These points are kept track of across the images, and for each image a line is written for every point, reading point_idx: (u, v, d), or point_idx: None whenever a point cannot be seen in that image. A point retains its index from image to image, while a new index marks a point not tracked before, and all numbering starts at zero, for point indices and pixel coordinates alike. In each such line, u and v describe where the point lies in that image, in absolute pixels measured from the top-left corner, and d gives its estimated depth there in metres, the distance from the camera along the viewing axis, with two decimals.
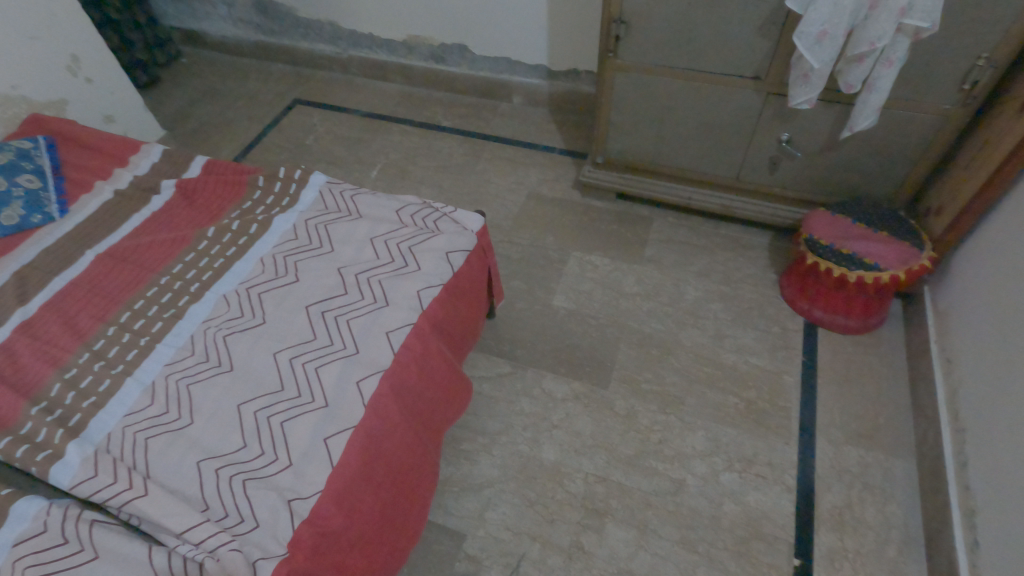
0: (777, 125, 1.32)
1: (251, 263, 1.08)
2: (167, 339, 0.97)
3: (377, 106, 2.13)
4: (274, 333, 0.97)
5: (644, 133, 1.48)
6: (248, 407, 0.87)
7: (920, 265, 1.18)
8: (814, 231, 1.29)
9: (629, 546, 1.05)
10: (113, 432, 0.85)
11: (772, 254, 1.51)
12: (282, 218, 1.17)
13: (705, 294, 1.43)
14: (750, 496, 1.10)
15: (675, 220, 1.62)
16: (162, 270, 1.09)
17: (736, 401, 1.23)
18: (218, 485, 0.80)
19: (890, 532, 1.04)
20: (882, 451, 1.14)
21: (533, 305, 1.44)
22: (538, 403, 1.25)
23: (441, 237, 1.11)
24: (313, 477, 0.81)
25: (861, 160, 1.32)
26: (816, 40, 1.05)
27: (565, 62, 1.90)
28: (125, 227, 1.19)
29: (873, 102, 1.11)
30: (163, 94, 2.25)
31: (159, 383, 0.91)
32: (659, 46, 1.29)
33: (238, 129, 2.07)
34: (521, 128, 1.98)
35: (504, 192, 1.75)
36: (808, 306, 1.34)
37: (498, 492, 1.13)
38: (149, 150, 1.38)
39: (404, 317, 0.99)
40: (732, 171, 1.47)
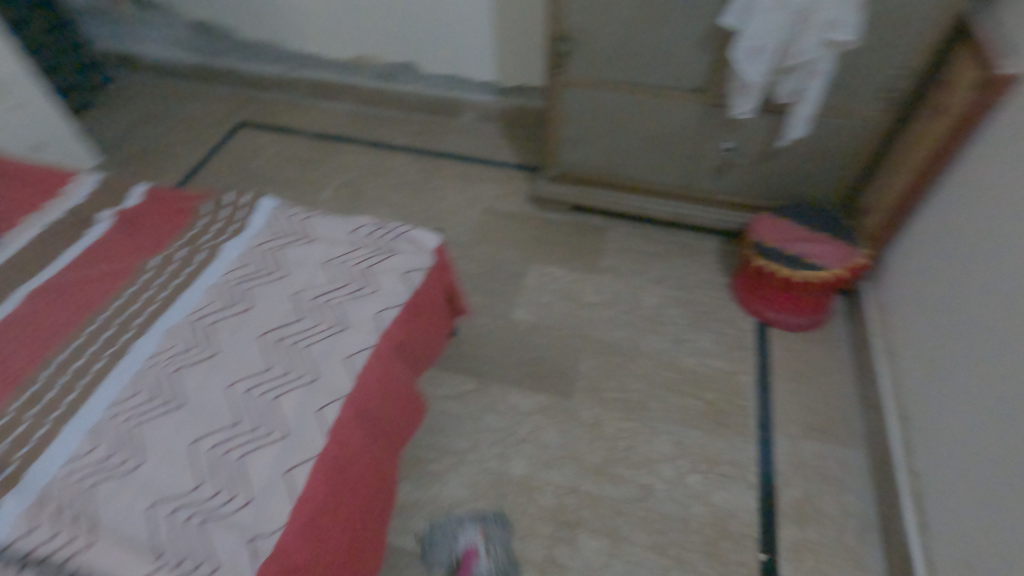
0: (720, 134, 1.38)
1: (200, 292, 1.04)
2: (111, 377, 0.92)
3: (327, 126, 2.10)
4: (228, 364, 0.93)
5: (594, 146, 1.52)
6: (202, 444, 0.84)
7: (859, 263, 1.25)
8: (760, 234, 1.34)
9: (603, 556, 1.05)
10: (53, 481, 0.80)
11: (722, 258, 1.56)
12: (232, 244, 1.13)
13: (662, 300, 1.47)
14: (716, 496, 1.12)
15: (629, 230, 1.66)
16: (103, 305, 1.03)
17: (697, 404, 1.26)
18: (172, 528, 0.75)
19: (848, 521, 1.08)
20: (836, 443, 1.19)
21: (495, 320, 1.44)
22: (505, 418, 1.25)
23: (399, 257, 1.10)
24: (275, 511, 0.78)
25: (799, 166, 1.39)
26: (751, 54, 1.11)
27: (514, 79, 1.93)
28: (60, 260, 1.12)
29: (805, 113, 1.18)
30: (98, 120, 2.16)
31: (104, 425, 0.86)
32: (604, 62, 1.32)
33: (181, 154, 2.00)
34: (474, 144, 1.99)
35: (460, 208, 1.75)
36: (759, 307, 1.40)
37: (469, 511, 1.11)
38: (84, 180, 1.32)
39: (365, 340, 0.97)
40: (680, 180, 1.52)
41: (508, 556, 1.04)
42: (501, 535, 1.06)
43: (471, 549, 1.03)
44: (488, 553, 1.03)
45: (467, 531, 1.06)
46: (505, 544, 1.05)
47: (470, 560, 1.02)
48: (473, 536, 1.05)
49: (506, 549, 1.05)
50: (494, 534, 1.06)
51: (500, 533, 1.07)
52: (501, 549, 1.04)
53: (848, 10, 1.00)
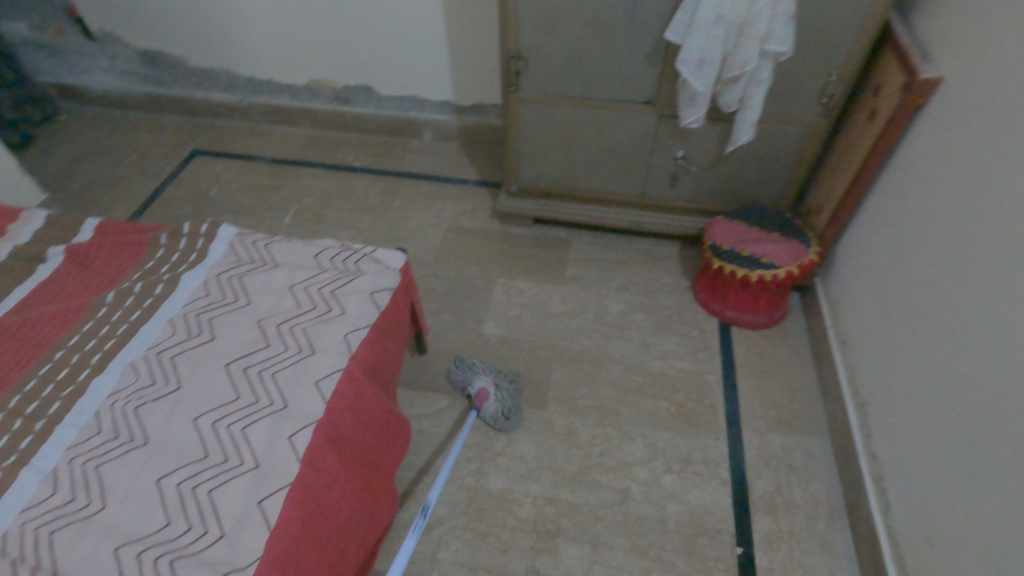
0: (672, 143, 1.43)
1: (160, 325, 1.02)
2: (68, 419, 0.88)
3: (284, 151, 2.08)
4: (192, 397, 0.91)
5: (553, 159, 1.55)
6: (170, 480, 0.81)
7: (809, 260, 1.31)
8: (717, 237, 1.39)
9: (584, 563, 1.06)
10: (9, 532, 0.76)
11: (682, 262, 1.61)
12: (191, 274, 1.11)
13: (627, 306, 1.50)
14: (691, 494, 1.15)
15: (591, 240, 1.69)
16: (56, 344, 1.00)
17: (667, 405, 1.29)
18: (141, 570, 0.73)
19: (817, 508, 1.12)
20: (801, 434, 1.23)
21: (464, 336, 1.45)
22: (479, 433, 1.25)
23: (364, 278, 1.10)
24: (250, 544, 0.77)
25: (748, 171, 1.45)
26: (696, 67, 1.15)
27: (471, 97, 1.96)
28: (6, 300, 1.08)
29: (750, 119, 1.23)
30: (42, 155, 2.08)
31: (62, 469, 0.82)
32: (557, 79, 1.36)
33: (133, 185, 1.95)
34: (434, 163, 2.01)
35: (423, 227, 1.76)
36: (720, 308, 1.44)
37: (448, 529, 1.10)
38: (30, 217, 1.27)
39: (334, 363, 0.96)
40: (637, 189, 1.57)
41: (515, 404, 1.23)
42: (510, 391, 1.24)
43: (483, 393, 1.21)
44: (498, 401, 1.22)
45: (479, 379, 1.24)
46: (513, 399, 1.24)
47: (483, 400, 1.21)
48: (487, 385, 1.23)
49: (513, 401, 1.24)
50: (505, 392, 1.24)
51: (510, 388, 1.25)
52: (510, 400, 1.23)
53: (782, 21, 1.07)
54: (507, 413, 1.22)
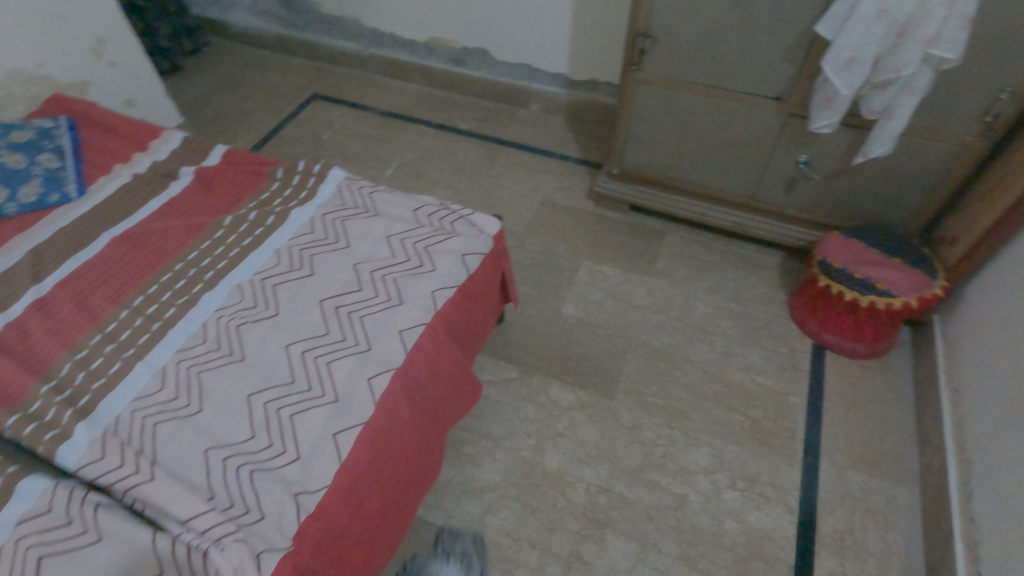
0: (796, 146, 1.33)
1: (266, 253, 1.09)
2: (179, 325, 0.97)
3: (395, 104, 2.14)
4: (287, 325, 0.97)
5: (663, 147, 1.49)
6: (259, 397, 0.87)
7: (932, 294, 1.18)
8: (828, 254, 1.29)
9: (629, 559, 1.04)
10: (121, 416, 0.85)
11: (782, 274, 1.51)
12: (300, 211, 1.17)
13: (714, 310, 1.43)
14: (753, 515, 1.09)
15: (686, 236, 1.62)
16: (178, 256, 1.09)
17: (741, 419, 1.23)
18: (225, 474, 0.79)
19: (890, 560, 1.03)
20: (886, 478, 1.14)
21: (542, 313, 1.44)
22: (542, 410, 1.25)
23: (458, 239, 1.11)
24: (321, 472, 0.81)
25: (879, 186, 1.32)
26: (843, 66, 1.05)
27: (585, 72, 1.91)
28: (143, 210, 1.19)
29: (893, 130, 1.12)
30: (183, 83, 2.26)
31: (170, 369, 0.91)
32: (681, 62, 1.30)
33: (256, 120, 2.08)
34: (537, 136, 1.99)
35: (517, 198, 1.76)
36: (817, 329, 1.34)
37: (499, 497, 1.12)
38: (170, 136, 1.39)
39: (418, 317, 0.99)
40: (746, 189, 1.48)
41: (482, 551, 1.05)
42: (464, 550, 1.04)
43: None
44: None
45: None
46: (477, 551, 1.05)
47: None
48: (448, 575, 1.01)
49: (479, 556, 1.04)
50: (462, 564, 1.02)
51: (463, 547, 1.04)
52: (474, 563, 1.03)
53: (955, 25, 0.95)
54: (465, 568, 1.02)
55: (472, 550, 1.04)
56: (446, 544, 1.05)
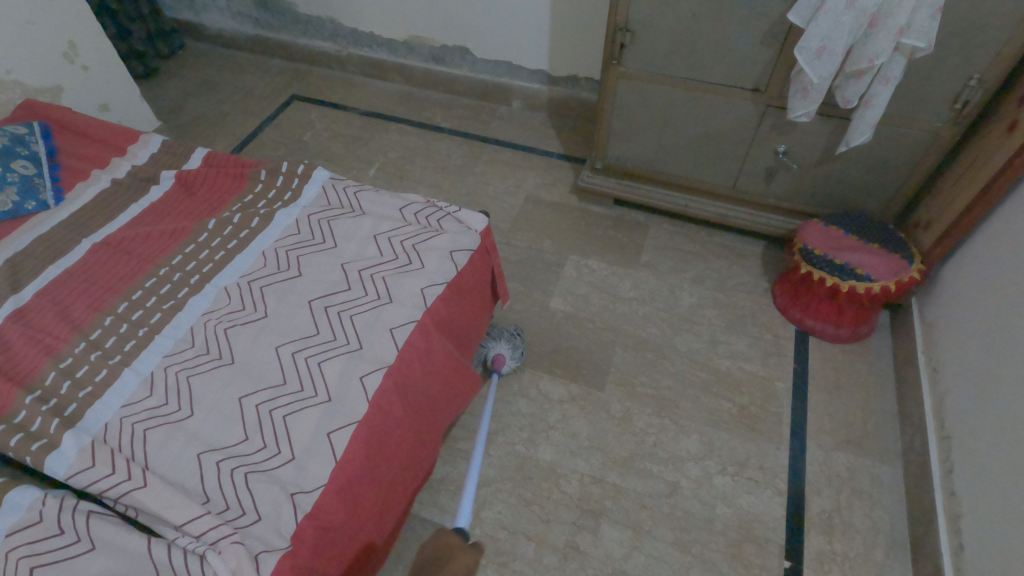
0: (775, 136, 1.36)
1: (253, 256, 1.08)
2: (166, 330, 0.96)
3: (376, 104, 2.13)
4: (277, 327, 0.96)
5: (644, 140, 1.51)
6: (251, 399, 0.87)
7: (909, 277, 1.21)
8: (808, 240, 1.32)
9: (624, 547, 1.06)
10: (110, 423, 0.84)
11: (764, 262, 1.54)
12: (285, 212, 1.16)
13: (699, 299, 1.45)
14: (743, 499, 1.12)
15: (670, 228, 1.64)
16: (161, 261, 1.08)
17: (729, 406, 1.25)
18: (219, 477, 0.79)
19: (876, 536, 1.06)
20: (870, 457, 1.17)
21: (531, 308, 1.45)
22: (534, 404, 1.26)
23: (445, 236, 1.11)
24: (316, 471, 0.81)
25: (855, 174, 1.35)
26: (815, 56, 1.08)
27: (566, 68, 1.92)
28: (124, 216, 1.18)
29: (870, 118, 1.14)
30: (159, 86, 2.23)
31: (158, 374, 0.90)
32: (661, 56, 1.31)
33: (235, 122, 2.05)
34: (519, 132, 2.00)
35: (502, 194, 1.76)
36: (799, 315, 1.37)
37: (494, 492, 1.13)
38: (148, 140, 1.37)
39: (408, 315, 0.99)
40: (727, 180, 1.50)
41: (519, 331, 1.32)
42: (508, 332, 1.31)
43: (500, 356, 1.26)
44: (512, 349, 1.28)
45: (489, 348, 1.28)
46: (517, 333, 1.32)
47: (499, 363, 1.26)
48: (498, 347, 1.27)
49: (519, 336, 1.31)
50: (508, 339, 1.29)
51: (505, 331, 1.31)
52: (516, 338, 1.30)
53: (925, 13, 0.97)
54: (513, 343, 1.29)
55: (512, 330, 1.31)
56: (492, 329, 1.31)
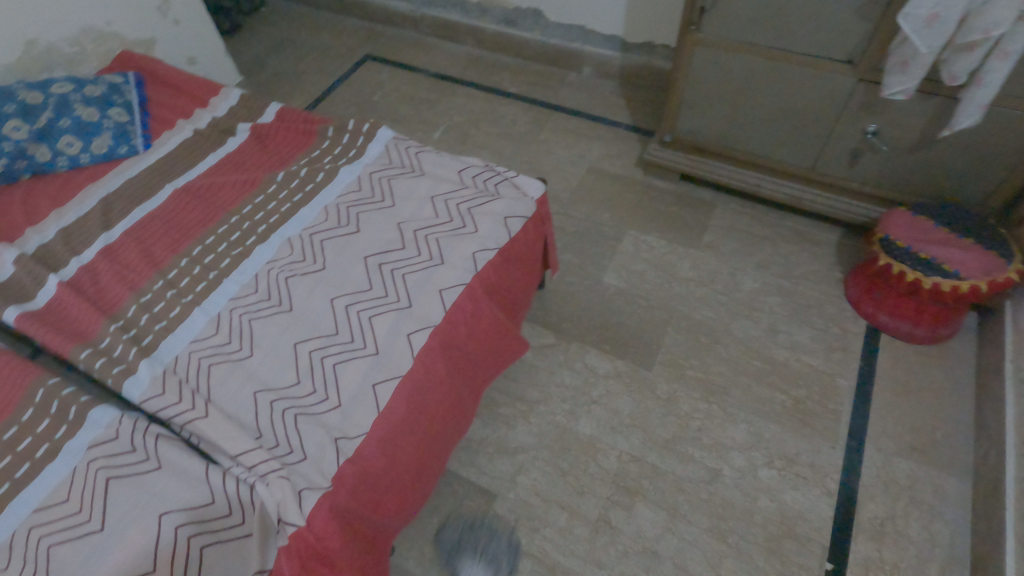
0: (865, 115, 1.25)
1: (316, 210, 1.12)
2: (233, 275, 1.02)
3: (445, 67, 2.13)
4: (333, 279, 1.00)
5: (718, 113, 1.42)
6: (305, 346, 0.91)
7: (1006, 278, 1.09)
8: (890, 231, 1.21)
9: (657, 528, 1.05)
10: (180, 356, 0.91)
11: (839, 251, 1.44)
12: (349, 168, 1.20)
13: (762, 286, 1.38)
14: (788, 495, 1.07)
15: (738, 208, 1.56)
16: (233, 210, 1.14)
17: (783, 399, 1.20)
18: (271, 415, 0.84)
19: (932, 550, 1.00)
20: (935, 467, 1.09)
21: (583, 281, 1.43)
22: (578, 377, 1.26)
23: (500, 201, 1.11)
24: (359, 419, 0.85)
25: (955, 160, 1.22)
26: (924, 24, 0.97)
27: (642, 34, 1.84)
28: (202, 165, 1.25)
29: (980, 98, 1.02)
30: (243, 42, 2.32)
31: (224, 315, 0.96)
32: (745, 23, 1.22)
33: (310, 80, 2.11)
34: (587, 101, 1.94)
35: (564, 163, 1.73)
36: (872, 310, 1.28)
37: (531, 459, 1.14)
38: (228, 93, 1.44)
39: (458, 277, 1.00)
40: (806, 159, 1.40)
41: (513, 553, 1.03)
42: (494, 551, 1.02)
43: None
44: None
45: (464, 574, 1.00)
46: (509, 557, 1.02)
47: None
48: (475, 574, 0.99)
49: (509, 562, 1.02)
50: (489, 563, 1.01)
51: (496, 548, 1.02)
52: (501, 565, 1.01)
53: None
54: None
55: (502, 551, 1.02)
56: (484, 535, 1.04)
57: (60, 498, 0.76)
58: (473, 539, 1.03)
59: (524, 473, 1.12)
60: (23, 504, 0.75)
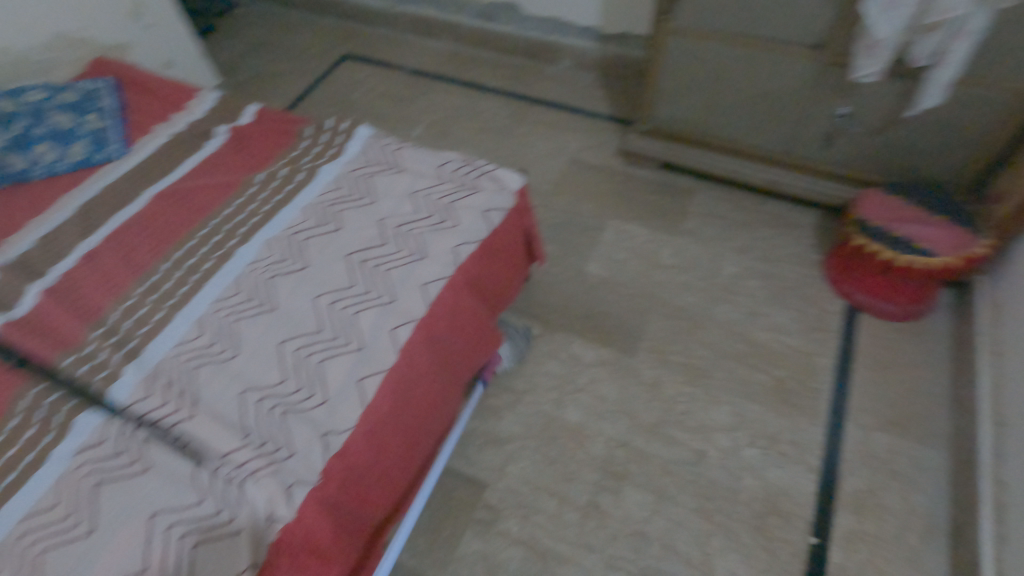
0: (837, 98, 1.27)
1: (296, 209, 1.12)
2: (216, 277, 1.02)
3: (425, 63, 2.13)
4: (316, 278, 1.00)
5: (694, 101, 1.44)
6: (289, 344, 0.92)
7: (976, 253, 1.12)
8: (865, 211, 1.24)
9: (645, 510, 1.07)
10: (165, 359, 0.91)
11: (817, 233, 1.46)
12: (328, 167, 1.20)
13: (742, 270, 1.40)
14: (771, 472, 1.10)
15: (718, 194, 1.58)
16: (213, 212, 1.14)
17: (765, 379, 1.22)
18: (257, 414, 0.84)
19: (911, 520, 1.02)
20: (913, 440, 1.11)
21: (566, 272, 1.44)
22: (564, 366, 1.27)
23: (480, 194, 1.12)
24: (346, 414, 0.86)
25: (924, 140, 1.25)
26: (884, 10, 1.01)
27: (618, 25, 1.85)
28: (181, 168, 1.24)
29: (944, 78, 1.05)
30: (219, 44, 2.30)
31: (208, 318, 0.96)
32: (716, 12, 1.24)
33: (289, 80, 2.10)
34: (566, 93, 1.95)
35: (545, 156, 1.74)
36: (850, 290, 1.31)
37: (519, 448, 1.16)
38: (205, 96, 1.43)
39: (440, 271, 1.01)
40: (782, 143, 1.42)
41: (527, 339, 1.30)
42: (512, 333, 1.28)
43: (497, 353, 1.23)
44: (510, 352, 1.25)
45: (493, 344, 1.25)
46: (523, 337, 1.29)
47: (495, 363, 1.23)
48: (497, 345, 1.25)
49: (523, 341, 1.29)
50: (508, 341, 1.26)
51: (511, 331, 1.29)
52: (519, 342, 1.28)
53: None
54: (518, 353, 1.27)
55: (518, 334, 1.29)
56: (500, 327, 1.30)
57: (49, 503, 0.76)
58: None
59: (512, 464, 1.14)
60: (11, 511, 0.75)
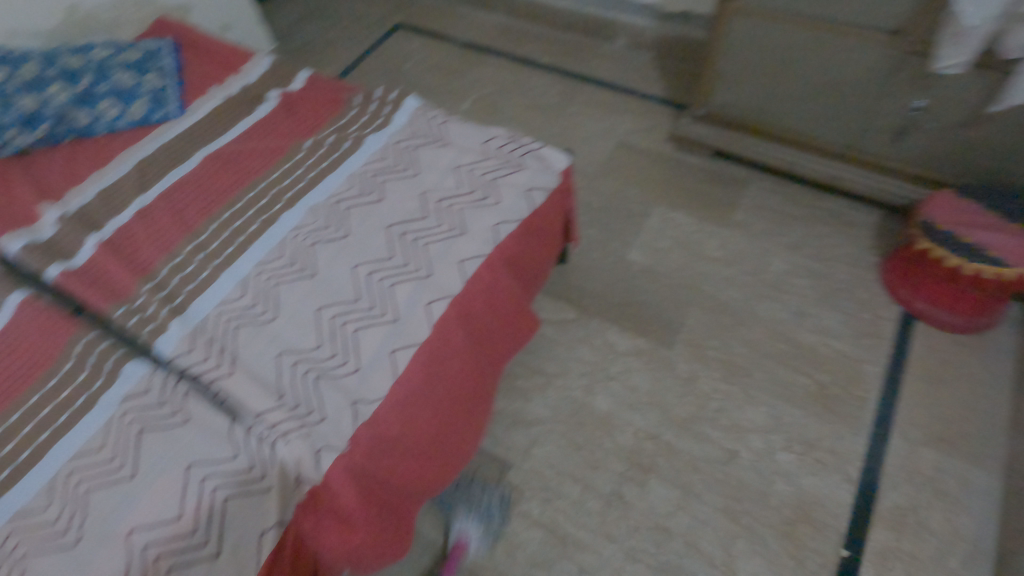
0: (914, 90, 1.18)
1: (341, 177, 1.13)
2: (261, 240, 1.04)
3: (477, 36, 2.09)
4: (356, 247, 1.01)
5: (756, 86, 1.37)
6: (327, 311, 0.93)
7: None
8: (933, 213, 1.16)
9: (670, 505, 1.05)
10: (208, 317, 0.94)
11: (877, 233, 1.38)
12: (375, 137, 1.20)
13: (792, 267, 1.34)
14: (806, 479, 1.06)
15: (772, 186, 1.51)
16: (261, 176, 1.15)
17: (807, 383, 1.17)
18: (293, 377, 0.86)
19: (953, 542, 0.97)
20: (964, 460, 1.05)
21: (607, 257, 1.41)
22: (598, 353, 1.25)
23: (524, 173, 1.10)
24: (377, 384, 0.87)
25: (1006, 140, 1.16)
26: None
27: (680, 3, 1.77)
28: (234, 131, 1.27)
29: None
30: (276, 9, 2.32)
31: (251, 279, 0.98)
32: None
33: (341, 48, 2.11)
34: (620, 72, 1.88)
35: (593, 137, 1.70)
36: (908, 296, 1.23)
37: (546, 431, 1.15)
38: (260, 60, 1.45)
39: (479, 249, 1.00)
40: (847, 136, 1.34)
41: (505, 507, 1.05)
42: (485, 500, 1.04)
43: (462, 537, 1.01)
44: (480, 528, 1.02)
45: (457, 522, 1.03)
46: (500, 507, 1.05)
47: (457, 552, 1.00)
48: (464, 522, 1.02)
49: (500, 512, 1.04)
50: (479, 513, 1.03)
51: (485, 497, 1.05)
52: (493, 516, 1.03)
53: None
54: (490, 532, 1.03)
55: (494, 503, 1.04)
56: (472, 488, 1.07)
57: (96, 445, 0.80)
58: (441, 498, 1.04)
59: (538, 447, 1.13)
60: (62, 449, 0.80)
